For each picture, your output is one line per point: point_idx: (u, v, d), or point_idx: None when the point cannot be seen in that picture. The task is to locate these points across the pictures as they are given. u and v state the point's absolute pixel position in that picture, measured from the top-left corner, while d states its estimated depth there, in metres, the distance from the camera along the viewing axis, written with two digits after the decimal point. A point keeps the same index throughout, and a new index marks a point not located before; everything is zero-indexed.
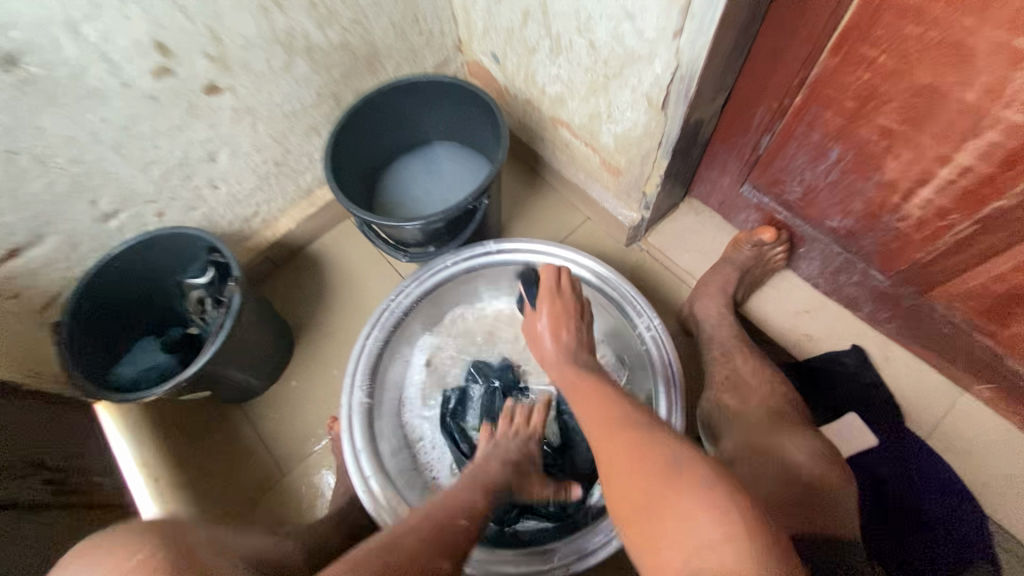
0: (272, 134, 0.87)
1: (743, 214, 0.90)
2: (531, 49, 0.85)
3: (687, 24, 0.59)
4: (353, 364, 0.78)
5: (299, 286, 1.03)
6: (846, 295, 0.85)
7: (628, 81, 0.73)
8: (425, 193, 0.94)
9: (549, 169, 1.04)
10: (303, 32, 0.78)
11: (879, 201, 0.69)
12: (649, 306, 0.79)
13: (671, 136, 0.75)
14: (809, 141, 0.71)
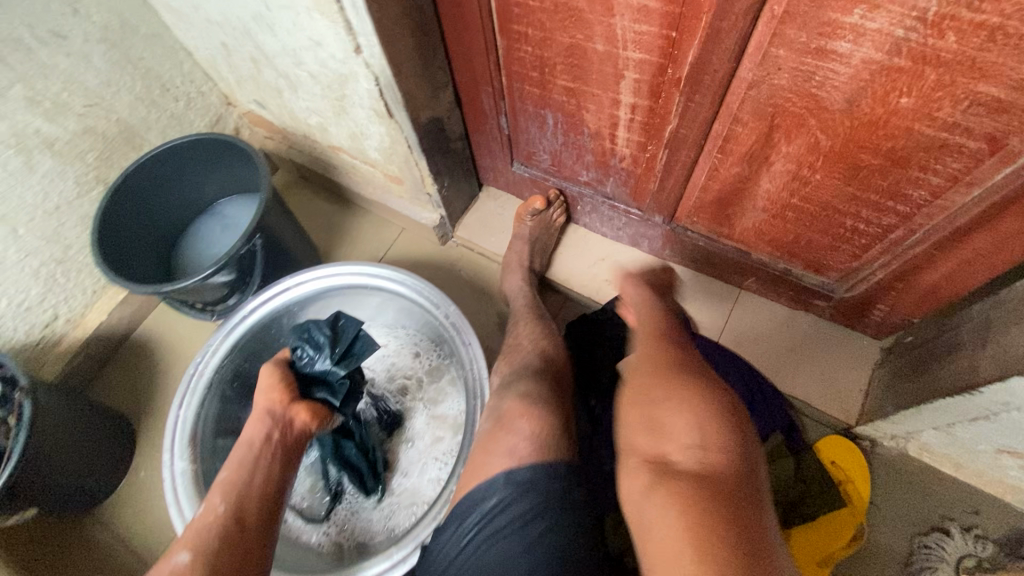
0: (40, 235, 0.85)
1: (525, 188, 0.97)
2: (278, 90, 0.88)
3: (359, 41, 0.64)
4: (167, 439, 0.76)
5: (133, 375, 1.01)
6: (628, 235, 0.93)
7: (355, 100, 0.77)
8: (222, 248, 0.94)
9: (352, 194, 1.08)
10: (31, 129, 0.78)
11: (600, 150, 0.77)
12: (439, 296, 0.81)
13: (412, 138, 0.80)
14: (528, 112, 0.78)
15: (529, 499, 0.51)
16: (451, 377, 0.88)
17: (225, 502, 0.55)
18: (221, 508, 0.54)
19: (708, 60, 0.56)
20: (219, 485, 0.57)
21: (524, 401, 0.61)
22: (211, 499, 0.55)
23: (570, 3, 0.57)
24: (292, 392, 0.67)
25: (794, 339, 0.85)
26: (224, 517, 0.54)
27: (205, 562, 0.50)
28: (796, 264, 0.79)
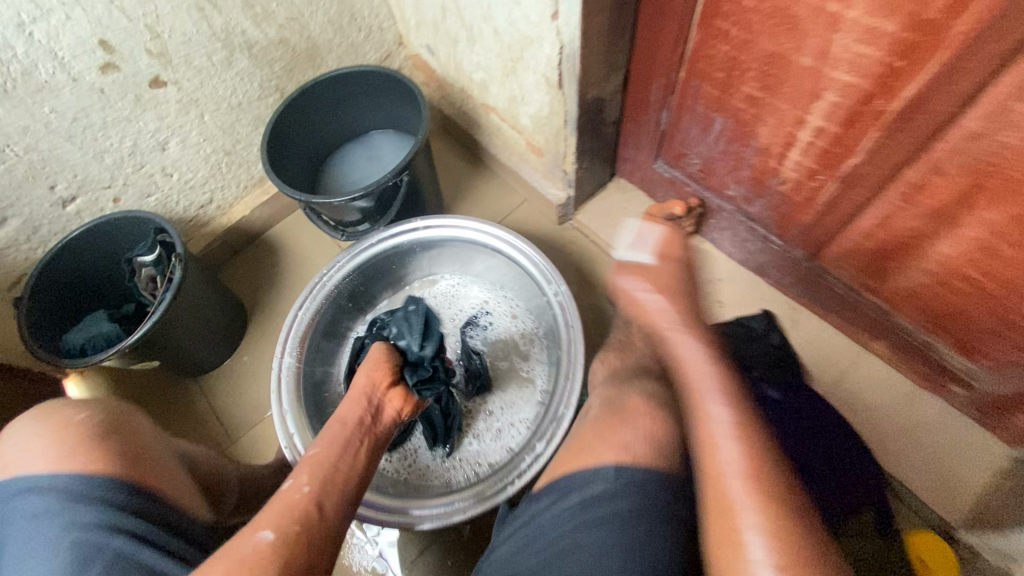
0: (220, 125, 0.95)
1: (661, 188, 0.95)
2: (454, 40, 0.92)
3: (559, 7, 0.65)
4: (284, 333, 0.83)
5: (256, 270, 1.11)
6: (756, 262, 0.89)
7: (530, 64, 0.79)
8: (364, 176, 1.01)
9: (488, 154, 1.11)
10: (241, 29, 0.86)
11: (761, 167, 0.74)
12: (555, 274, 0.82)
13: (572, 113, 0.80)
14: (696, 113, 0.76)
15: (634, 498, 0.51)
16: (543, 354, 0.90)
17: (309, 484, 0.53)
18: (305, 488, 0.53)
19: (930, 99, 0.52)
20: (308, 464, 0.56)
21: (648, 400, 0.61)
22: (298, 478, 0.53)
23: (792, 9, 0.55)
24: (390, 376, 0.72)
25: (912, 416, 0.79)
26: (307, 494, 0.52)
27: (286, 546, 0.47)
28: (941, 339, 0.72)
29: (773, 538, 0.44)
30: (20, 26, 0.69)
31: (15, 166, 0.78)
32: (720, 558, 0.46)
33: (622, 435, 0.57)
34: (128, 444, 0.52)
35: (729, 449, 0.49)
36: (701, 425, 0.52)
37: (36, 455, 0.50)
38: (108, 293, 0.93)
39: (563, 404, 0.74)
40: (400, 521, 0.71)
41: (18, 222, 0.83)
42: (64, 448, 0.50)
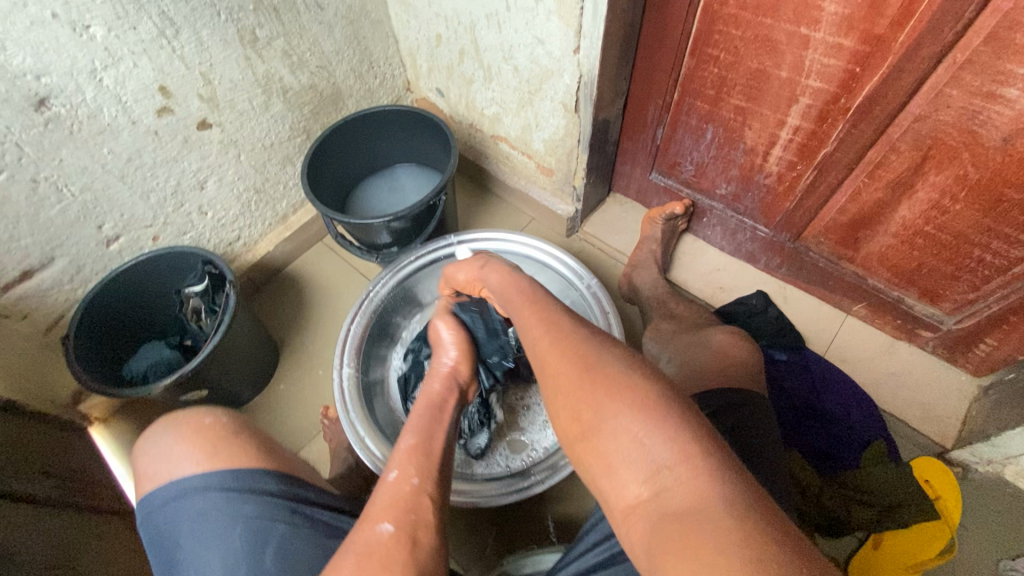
0: (253, 165, 1.01)
1: (656, 196, 1.09)
2: (468, 80, 1.04)
3: (581, 42, 0.79)
4: (340, 347, 0.88)
5: (281, 303, 1.14)
6: (746, 251, 1.04)
7: (547, 93, 0.92)
8: (391, 205, 1.09)
9: (495, 181, 1.22)
10: (279, 76, 0.95)
11: (748, 165, 0.89)
12: (585, 270, 0.93)
13: (585, 133, 0.94)
14: (690, 126, 0.91)
15: (739, 395, 0.59)
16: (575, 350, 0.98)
17: (417, 474, 0.50)
18: (415, 479, 0.50)
19: (884, 94, 0.68)
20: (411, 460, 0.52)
21: (732, 334, 0.71)
22: (406, 470, 0.51)
23: (772, 35, 0.71)
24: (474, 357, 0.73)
25: (895, 364, 0.93)
26: (423, 484, 0.50)
27: (413, 528, 0.46)
28: (909, 292, 0.88)
29: (647, 415, 0.43)
30: (93, 73, 0.74)
31: (70, 206, 0.81)
32: (594, 458, 0.44)
33: (701, 369, 0.65)
34: (259, 442, 0.62)
35: (558, 356, 0.50)
36: (528, 352, 0.53)
37: (184, 460, 0.58)
38: (148, 329, 0.95)
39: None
40: (478, 500, 0.78)
41: (65, 262, 0.84)
42: (211, 447, 0.59)
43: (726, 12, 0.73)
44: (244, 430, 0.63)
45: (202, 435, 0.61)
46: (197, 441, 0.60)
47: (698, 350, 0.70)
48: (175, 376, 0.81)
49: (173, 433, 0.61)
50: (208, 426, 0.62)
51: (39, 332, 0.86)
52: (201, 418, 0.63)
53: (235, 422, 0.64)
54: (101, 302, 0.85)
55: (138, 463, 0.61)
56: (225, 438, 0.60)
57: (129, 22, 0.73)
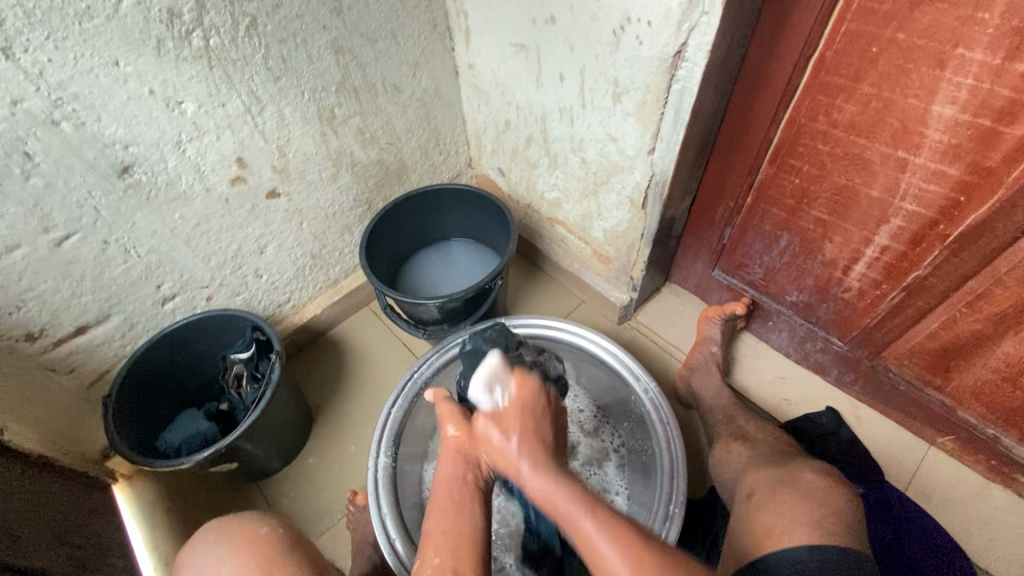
0: (313, 232, 1.02)
1: (717, 294, 1.05)
2: (532, 165, 1.04)
3: (658, 144, 0.78)
4: (379, 432, 0.84)
5: (320, 368, 1.12)
6: (814, 361, 0.97)
7: (614, 187, 0.90)
8: (442, 279, 1.08)
9: (547, 260, 1.20)
10: (350, 151, 0.97)
11: (825, 277, 0.84)
12: (643, 372, 0.88)
13: (650, 228, 0.91)
14: (762, 231, 0.87)
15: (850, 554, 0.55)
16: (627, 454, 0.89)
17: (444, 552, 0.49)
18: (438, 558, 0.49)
19: (992, 226, 0.63)
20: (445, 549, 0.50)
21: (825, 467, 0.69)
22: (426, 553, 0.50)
23: (865, 154, 0.68)
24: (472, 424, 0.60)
25: (987, 511, 0.83)
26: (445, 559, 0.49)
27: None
28: (1007, 432, 0.79)
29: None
30: (178, 145, 0.76)
31: (134, 266, 0.81)
32: None
33: (795, 515, 0.60)
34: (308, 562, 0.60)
35: (609, 550, 0.44)
36: (564, 522, 0.48)
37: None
38: (189, 391, 0.94)
39: (667, 505, 0.75)
40: None
41: (119, 319, 0.84)
42: (262, 565, 0.58)
43: (814, 127, 0.71)
44: (296, 544, 0.61)
45: (254, 550, 0.59)
46: (249, 557, 0.59)
47: (782, 485, 0.65)
48: (211, 449, 0.79)
49: (226, 548, 0.59)
50: (261, 538, 0.61)
51: (81, 387, 0.86)
52: (254, 527, 0.62)
53: (287, 531, 0.63)
54: (148, 364, 0.84)
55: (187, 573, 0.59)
56: (278, 556, 0.59)
57: (219, 100, 0.76)
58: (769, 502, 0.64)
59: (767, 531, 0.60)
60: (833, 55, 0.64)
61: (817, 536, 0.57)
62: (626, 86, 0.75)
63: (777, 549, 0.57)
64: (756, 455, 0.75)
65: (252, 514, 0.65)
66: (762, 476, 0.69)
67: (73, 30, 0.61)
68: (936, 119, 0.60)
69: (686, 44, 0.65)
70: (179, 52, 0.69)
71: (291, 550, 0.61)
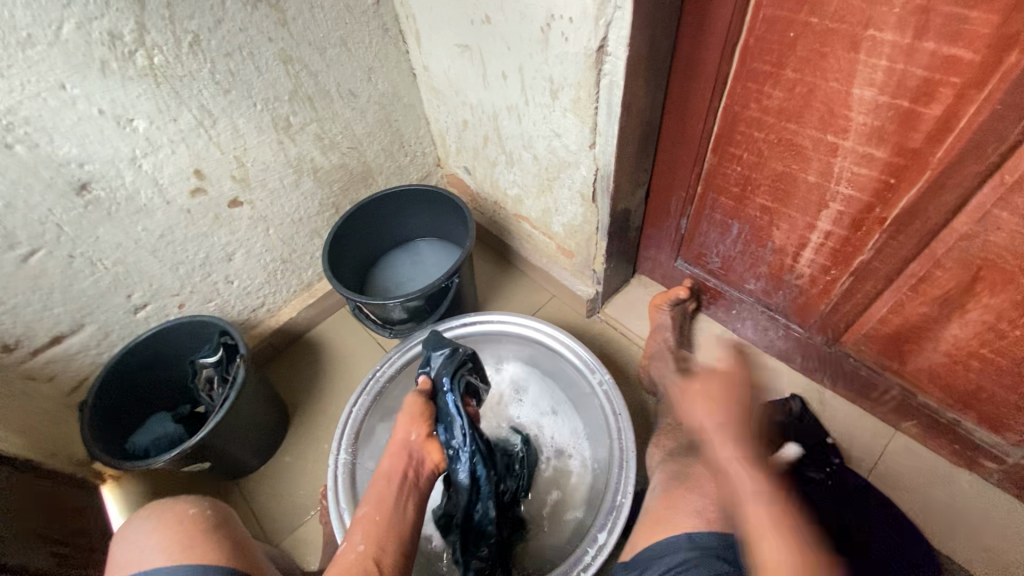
0: (282, 238, 1.05)
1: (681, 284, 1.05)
2: (492, 163, 1.05)
3: (597, 139, 0.78)
4: (340, 428, 0.87)
5: (298, 369, 1.16)
6: (778, 349, 0.96)
7: (565, 182, 0.90)
8: (409, 279, 1.10)
9: (518, 256, 1.21)
10: (311, 157, 0.99)
11: (778, 264, 0.84)
12: (597, 362, 0.89)
13: (604, 222, 0.91)
14: (714, 220, 0.87)
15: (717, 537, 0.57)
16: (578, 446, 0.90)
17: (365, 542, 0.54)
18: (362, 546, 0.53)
19: (924, 209, 0.62)
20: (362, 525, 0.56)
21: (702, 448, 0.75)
22: (352, 539, 0.55)
23: (797, 139, 0.67)
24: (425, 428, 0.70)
25: (953, 497, 0.81)
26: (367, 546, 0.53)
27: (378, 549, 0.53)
28: (967, 416, 0.77)
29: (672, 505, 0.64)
30: (133, 160, 0.79)
31: (102, 278, 0.85)
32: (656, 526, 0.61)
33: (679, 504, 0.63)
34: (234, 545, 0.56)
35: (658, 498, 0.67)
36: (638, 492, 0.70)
37: (153, 552, 0.53)
38: (166, 394, 0.98)
39: (620, 472, 0.78)
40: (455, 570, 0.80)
41: (93, 328, 0.89)
42: (185, 542, 0.54)
43: (747, 115, 0.70)
44: (223, 525, 0.58)
45: (176, 529, 0.56)
46: (171, 535, 0.55)
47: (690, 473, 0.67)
48: (178, 449, 0.82)
49: (152, 522, 0.57)
50: (187, 518, 0.58)
51: (63, 393, 0.91)
52: (182, 507, 0.59)
53: (216, 513, 0.59)
54: (122, 370, 0.89)
55: (114, 549, 0.57)
56: (197, 532, 0.55)
57: (170, 115, 0.79)
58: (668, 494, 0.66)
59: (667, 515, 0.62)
60: (755, 41, 0.63)
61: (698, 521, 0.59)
62: (560, 82, 0.75)
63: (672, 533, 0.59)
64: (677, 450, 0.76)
65: (183, 494, 0.62)
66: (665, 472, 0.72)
67: (17, 58, 0.64)
68: (858, 102, 0.59)
69: (606, 38, 0.65)
70: (125, 72, 0.72)
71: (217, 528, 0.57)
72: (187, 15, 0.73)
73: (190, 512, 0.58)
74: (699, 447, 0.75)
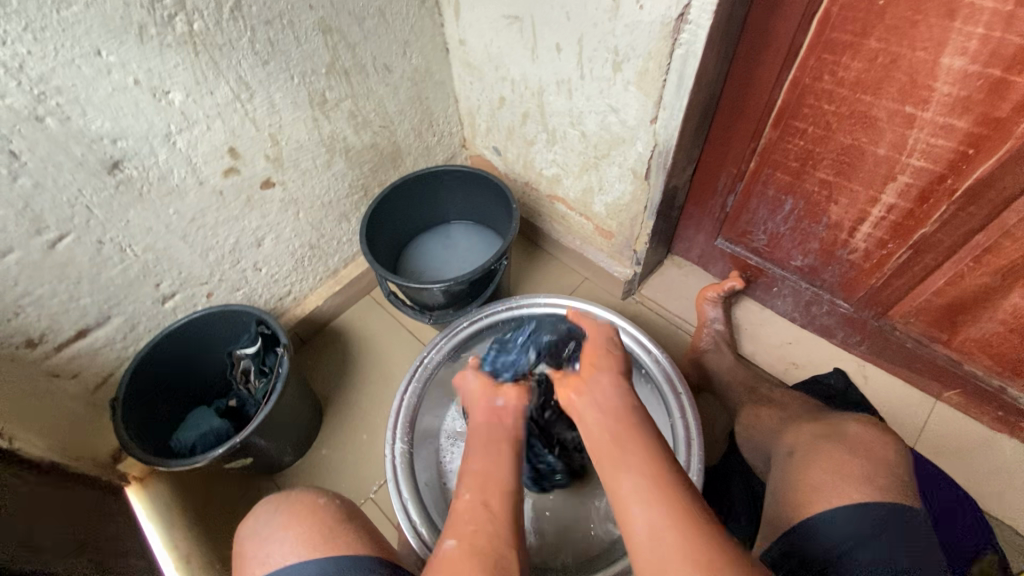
0: (311, 222, 1.00)
1: (720, 263, 1.05)
2: (530, 141, 1.02)
3: (660, 113, 0.76)
4: (393, 418, 0.84)
5: (326, 359, 1.11)
6: (819, 324, 0.98)
7: (616, 160, 0.89)
8: (443, 262, 1.06)
9: (548, 239, 1.19)
10: (343, 136, 0.94)
11: (830, 240, 0.85)
12: (653, 343, 0.88)
13: (654, 200, 0.90)
14: (766, 196, 0.87)
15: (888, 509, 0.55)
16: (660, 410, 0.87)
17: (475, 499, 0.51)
18: (468, 495, 0.52)
19: (1001, 178, 0.63)
20: (472, 499, 0.52)
21: (865, 420, 0.68)
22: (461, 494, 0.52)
23: (871, 111, 0.67)
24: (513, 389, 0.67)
25: (996, 461, 0.85)
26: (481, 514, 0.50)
27: (485, 513, 0.50)
28: (1014, 383, 0.80)
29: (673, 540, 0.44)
30: (167, 136, 0.73)
31: (131, 265, 0.79)
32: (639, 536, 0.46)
33: (833, 465, 0.61)
34: (363, 534, 0.56)
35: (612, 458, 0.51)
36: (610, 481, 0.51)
37: (289, 550, 0.53)
38: (196, 388, 0.93)
39: (687, 454, 0.77)
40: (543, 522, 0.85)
41: (120, 320, 0.83)
42: (322, 537, 0.54)
43: (819, 87, 0.70)
44: (350, 515, 0.58)
45: (311, 520, 0.56)
46: (306, 528, 0.55)
47: (828, 441, 0.65)
48: (225, 445, 0.78)
49: (283, 518, 0.57)
50: (319, 509, 0.58)
51: (88, 391, 0.85)
52: (312, 497, 0.59)
53: (345, 505, 0.60)
54: (154, 364, 0.83)
55: (242, 543, 0.57)
56: (332, 524, 0.55)
57: (207, 88, 0.73)
58: (812, 456, 0.64)
59: (815, 483, 0.60)
60: (838, 11, 0.62)
61: (869, 489, 0.57)
62: (626, 53, 0.73)
63: (822, 510, 0.57)
64: (793, 415, 0.75)
65: (305, 487, 0.61)
66: (801, 434, 0.69)
67: (51, 19, 0.58)
68: (944, 71, 0.59)
69: (688, 5, 0.63)
70: (164, 38, 0.66)
71: (351, 519, 0.58)
72: None
73: (321, 504, 0.58)
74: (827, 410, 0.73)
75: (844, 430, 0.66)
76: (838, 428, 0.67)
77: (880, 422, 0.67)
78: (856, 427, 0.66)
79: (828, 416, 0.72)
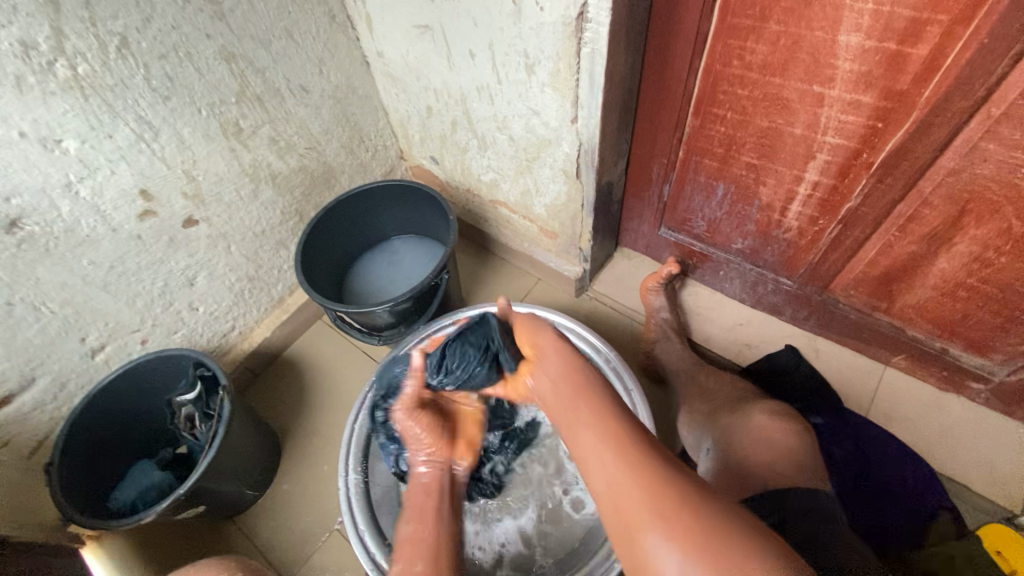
0: (245, 254, 0.97)
1: (667, 252, 1.04)
2: (463, 149, 1.00)
3: (579, 112, 0.75)
4: (344, 449, 0.82)
5: (281, 390, 1.09)
6: (768, 303, 0.98)
7: (546, 161, 0.87)
8: (388, 280, 1.04)
9: (497, 243, 1.18)
10: (267, 163, 0.91)
11: (765, 221, 0.85)
12: (600, 341, 0.88)
13: (589, 198, 0.89)
14: (699, 183, 0.87)
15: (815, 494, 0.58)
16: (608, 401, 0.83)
17: None
18: None
19: (912, 148, 0.63)
20: None
21: (776, 411, 0.71)
22: None
23: (782, 93, 0.67)
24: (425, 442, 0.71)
25: (945, 421, 0.86)
26: None
27: None
28: (954, 343, 0.81)
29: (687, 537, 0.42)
30: (68, 187, 0.70)
31: (50, 323, 0.76)
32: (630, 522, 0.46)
33: (747, 459, 0.64)
34: None
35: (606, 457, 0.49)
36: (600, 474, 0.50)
37: None
38: (140, 439, 0.90)
39: None
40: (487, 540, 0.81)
41: (46, 380, 0.79)
42: None
43: (730, 73, 0.69)
44: None
45: None
46: None
47: (735, 433, 0.69)
48: (169, 498, 0.75)
49: None
50: None
51: (22, 458, 0.81)
52: None
53: None
54: (88, 422, 0.80)
55: None
56: None
57: (105, 132, 0.70)
58: (731, 450, 0.66)
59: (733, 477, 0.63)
60: None
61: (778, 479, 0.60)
62: (536, 56, 0.71)
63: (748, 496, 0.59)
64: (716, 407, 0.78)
65: None
66: (720, 428, 0.72)
67: None
68: (843, 49, 0.59)
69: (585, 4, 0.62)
70: (46, 86, 0.63)
71: None
72: (110, 15, 0.64)
73: None
74: (744, 401, 0.76)
75: (756, 423, 0.69)
76: (746, 418, 0.70)
77: (790, 414, 0.70)
78: (766, 421, 0.68)
79: (746, 404, 0.75)
